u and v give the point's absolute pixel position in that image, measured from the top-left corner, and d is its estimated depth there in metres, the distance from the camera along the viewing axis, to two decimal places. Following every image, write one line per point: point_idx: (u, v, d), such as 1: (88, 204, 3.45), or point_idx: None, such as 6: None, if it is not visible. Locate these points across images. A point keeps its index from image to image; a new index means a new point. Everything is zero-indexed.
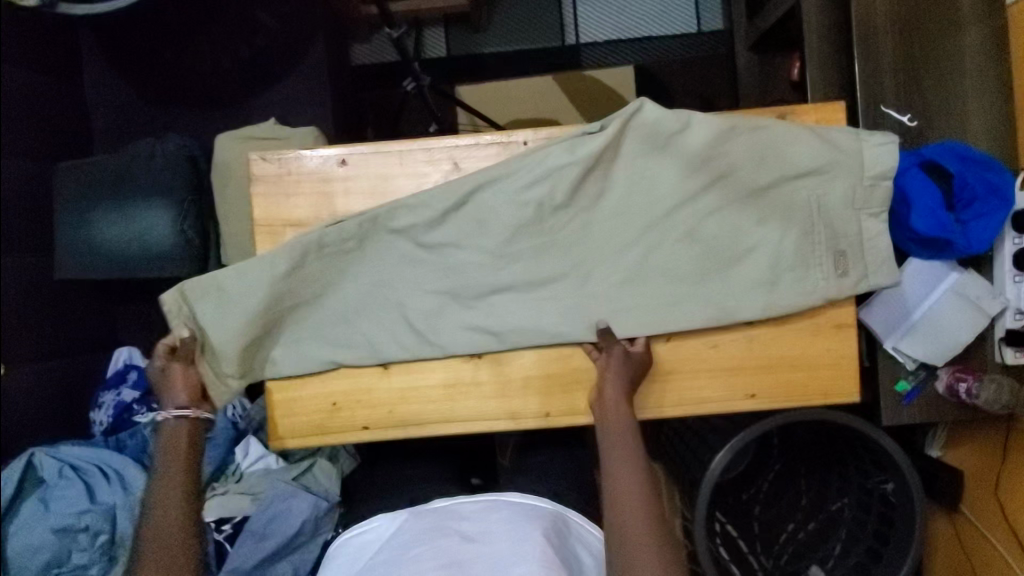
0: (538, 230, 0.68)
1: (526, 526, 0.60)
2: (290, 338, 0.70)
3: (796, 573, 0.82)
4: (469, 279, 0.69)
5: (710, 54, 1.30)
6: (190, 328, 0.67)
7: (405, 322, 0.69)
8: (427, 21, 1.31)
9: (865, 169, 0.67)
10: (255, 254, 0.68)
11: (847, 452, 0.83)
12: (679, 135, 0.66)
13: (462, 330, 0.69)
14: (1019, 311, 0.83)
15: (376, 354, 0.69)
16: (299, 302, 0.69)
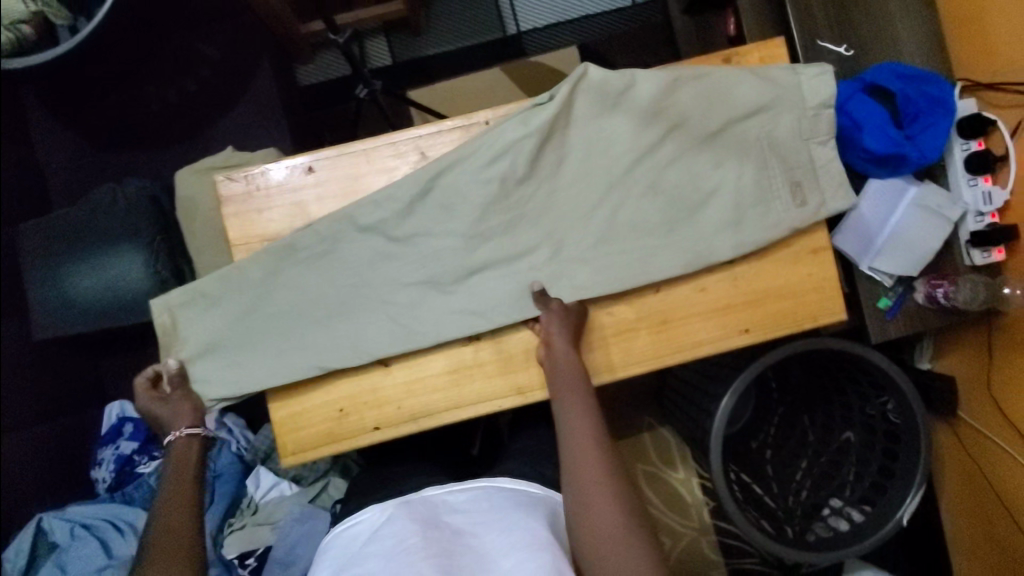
0: (510, 205, 0.69)
1: (518, 515, 0.60)
2: (276, 352, 0.70)
3: (817, 506, 0.83)
4: (447, 264, 0.70)
5: (647, 22, 1.33)
6: (183, 344, 0.70)
7: (396, 316, 0.70)
8: (367, 31, 1.31)
9: (808, 98, 0.69)
10: (234, 271, 0.69)
11: (843, 380, 0.86)
12: (627, 92, 0.68)
13: (450, 315, 0.70)
14: (978, 214, 0.88)
15: (364, 355, 0.69)
16: (287, 313, 0.70)
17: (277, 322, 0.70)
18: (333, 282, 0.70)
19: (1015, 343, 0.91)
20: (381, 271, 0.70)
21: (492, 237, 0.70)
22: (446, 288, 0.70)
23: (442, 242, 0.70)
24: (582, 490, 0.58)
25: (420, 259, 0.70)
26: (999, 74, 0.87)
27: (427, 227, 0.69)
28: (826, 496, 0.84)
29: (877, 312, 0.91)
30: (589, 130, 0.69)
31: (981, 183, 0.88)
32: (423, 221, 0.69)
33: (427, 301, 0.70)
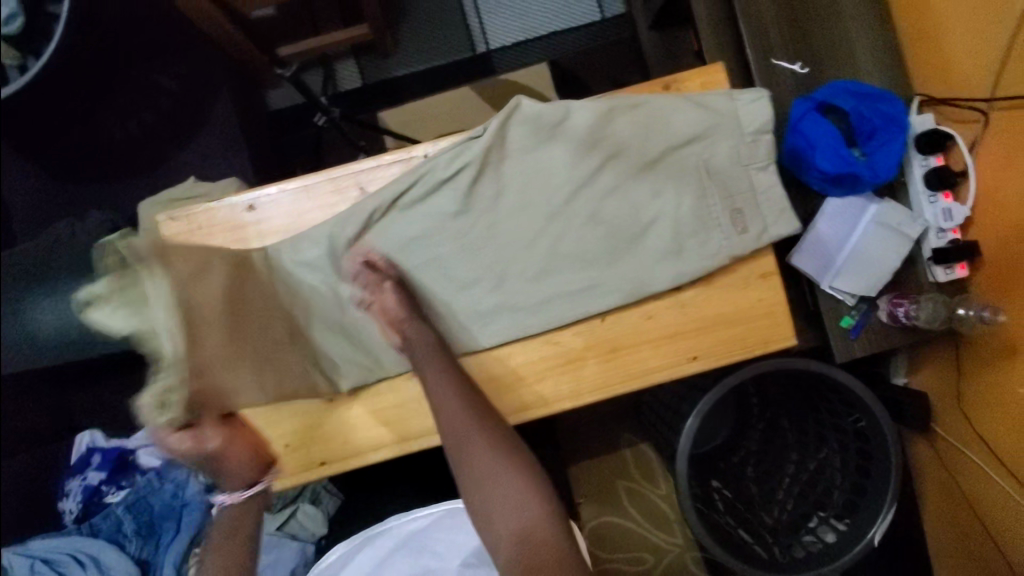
0: (451, 237, 0.70)
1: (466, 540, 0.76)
2: (257, 359, 0.62)
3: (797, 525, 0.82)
4: None
5: (617, 39, 1.34)
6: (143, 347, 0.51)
7: (341, 352, 0.70)
8: (336, 55, 1.33)
9: (744, 126, 0.69)
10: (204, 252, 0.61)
11: (815, 396, 0.85)
12: (561, 123, 0.68)
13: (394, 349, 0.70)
14: (940, 230, 0.88)
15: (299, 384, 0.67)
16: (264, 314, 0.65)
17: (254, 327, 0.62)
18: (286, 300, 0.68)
19: (985, 358, 0.92)
20: (324, 307, 0.70)
21: (433, 270, 0.71)
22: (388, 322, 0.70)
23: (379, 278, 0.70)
24: (489, 498, 0.61)
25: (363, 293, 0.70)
26: (955, 90, 0.88)
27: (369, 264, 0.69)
28: (807, 510, 0.83)
29: (841, 331, 0.89)
30: (524, 162, 0.69)
31: (941, 200, 0.87)
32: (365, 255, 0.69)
33: (371, 335, 0.70)
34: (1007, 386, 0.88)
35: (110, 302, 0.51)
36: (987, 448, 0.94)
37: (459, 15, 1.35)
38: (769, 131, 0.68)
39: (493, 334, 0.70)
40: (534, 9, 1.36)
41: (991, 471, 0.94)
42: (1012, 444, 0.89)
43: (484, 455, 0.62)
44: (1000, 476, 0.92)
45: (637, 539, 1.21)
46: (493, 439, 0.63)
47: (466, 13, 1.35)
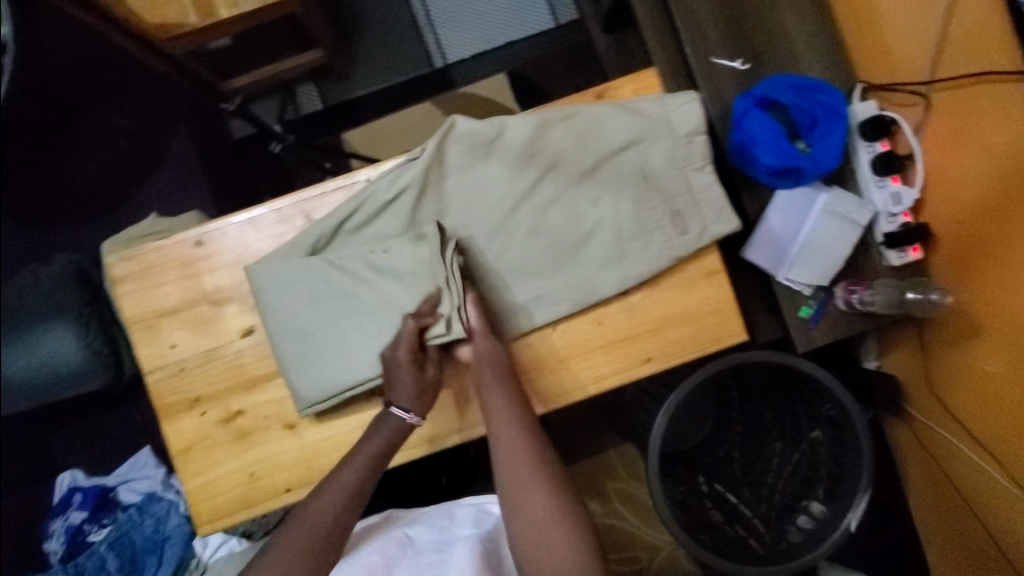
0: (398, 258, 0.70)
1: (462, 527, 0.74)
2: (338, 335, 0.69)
3: (788, 512, 0.89)
4: (345, 321, 0.70)
5: (573, 44, 1.35)
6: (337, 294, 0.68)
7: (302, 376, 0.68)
8: (297, 80, 1.34)
9: (677, 128, 0.70)
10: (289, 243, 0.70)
11: (794, 391, 0.92)
12: (497, 139, 0.70)
13: (348, 373, 0.69)
14: (890, 215, 0.88)
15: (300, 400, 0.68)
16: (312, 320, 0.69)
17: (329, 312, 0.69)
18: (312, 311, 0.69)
19: (950, 337, 0.93)
20: (291, 327, 0.69)
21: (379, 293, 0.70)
22: (342, 346, 0.70)
23: (332, 301, 0.70)
24: (530, 535, 0.61)
25: (317, 319, 0.70)
26: (896, 74, 0.87)
27: (318, 291, 0.69)
28: (796, 496, 0.90)
29: (800, 321, 0.90)
30: (463, 179, 0.70)
31: (889, 184, 0.88)
32: (319, 278, 0.69)
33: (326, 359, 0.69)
34: (974, 363, 0.89)
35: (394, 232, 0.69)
36: (963, 430, 0.94)
37: (415, 32, 1.36)
38: (702, 132, 0.69)
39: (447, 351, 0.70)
40: (488, 20, 1.37)
41: (969, 451, 0.94)
42: (984, 419, 0.89)
43: (529, 480, 0.63)
44: (978, 457, 0.92)
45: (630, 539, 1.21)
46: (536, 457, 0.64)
47: (422, 29, 1.36)
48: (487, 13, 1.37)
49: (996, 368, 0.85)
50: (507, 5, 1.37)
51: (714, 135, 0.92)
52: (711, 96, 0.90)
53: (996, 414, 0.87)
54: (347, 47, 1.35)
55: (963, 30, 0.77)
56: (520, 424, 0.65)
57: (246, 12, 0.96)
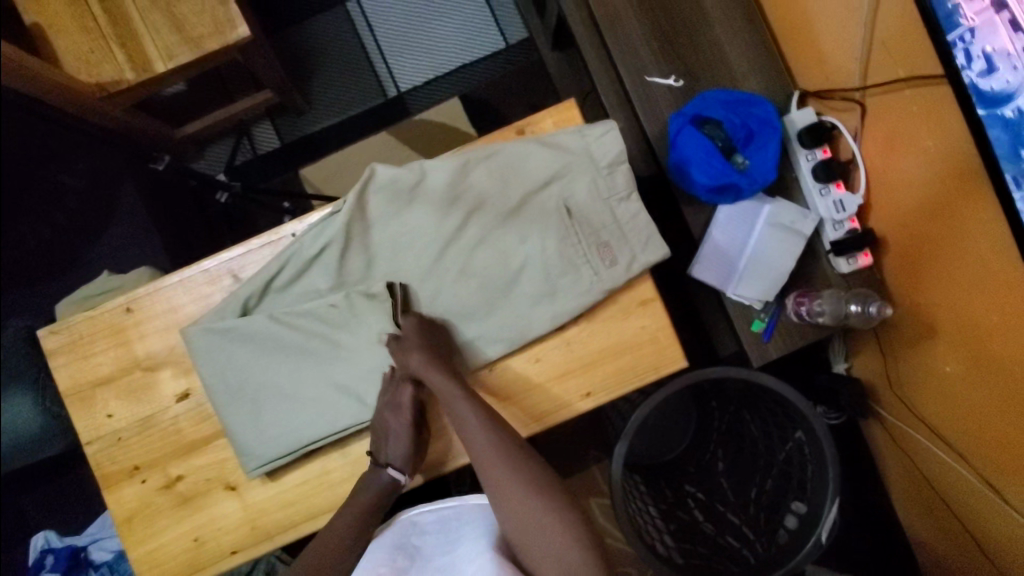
0: (326, 311, 0.69)
1: (468, 528, 0.65)
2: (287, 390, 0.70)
3: (773, 520, 0.89)
4: (280, 379, 0.70)
5: (525, 63, 1.34)
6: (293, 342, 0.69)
7: (248, 435, 0.68)
8: (252, 119, 1.32)
9: (598, 161, 0.69)
10: (223, 303, 0.68)
11: (762, 402, 0.91)
12: (419, 185, 0.68)
13: (286, 428, 0.69)
14: (835, 222, 0.87)
15: (255, 457, 0.68)
16: (254, 376, 0.69)
17: (272, 366, 0.69)
18: (255, 369, 0.69)
19: (909, 337, 0.91)
20: (237, 387, 0.69)
21: (311, 347, 0.70)
22: (281, 402, 0.70)
23: (267, 358, 0.69)
24: (525, 536, 0.60)
25: (253, 378, 0.69)
26: (831, 80, 0.87)
27: (249, 352, 0.69)
28: (780, 501, 0.90)
29: (753, 335, 0.89)
30: (387, 228, 0.69)
31: (833, 190, 0.86)
32: (252, 335, 0.68)
33: (265, 417, 0.69)
34: (935, 363, 0.88)
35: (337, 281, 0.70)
36: (934, 433, 0.93)
37: (365, 61, 1.34)
38: (622, 162, 0.68)
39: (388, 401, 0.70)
40: (439, 45, 1.34)
41: (943, 455, 0.92)
42: (954, 421, 0.87)
43: (514, 484, 0.62)
44: (950, 456, 0.90)
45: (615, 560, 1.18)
46: (516, 465, 0.63)
47: (371, 58, 1.34)
48: (437, 38, 1.34)
49: (956, 368, 0.84)
50: (456, 29, 1.34)
51: (654, 154, 0.91)
52: (647, 114, 0.89)
53: (966, 415, 0.85)
54: (300, 82, 1.33)
55: (885, 36, 0.75)
56: (499, 442, 0.63)
57: (182, 63, 0.94)
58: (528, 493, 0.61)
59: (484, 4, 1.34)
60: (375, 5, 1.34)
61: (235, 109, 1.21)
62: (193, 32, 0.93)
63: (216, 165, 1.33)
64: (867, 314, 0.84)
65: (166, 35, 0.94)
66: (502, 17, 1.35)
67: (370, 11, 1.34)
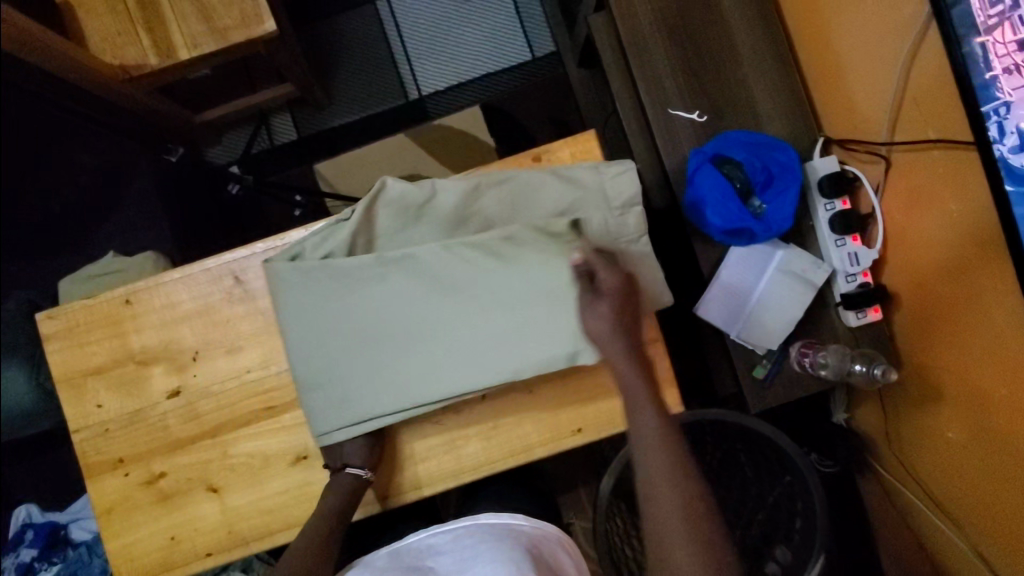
0: (450, 269, 0.67)
1: (483, 544, 0.61)
2: (432, 342, 0.67)
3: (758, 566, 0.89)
4: (330, 358, 0.68)
5: (549, 76, 1.32)
6: (433, 293, 0.67)
7: (324, 400, 0.68)
8: (272, 108, 1.32)
9: (611, 199, 0.68)
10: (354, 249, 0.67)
11: (759, 448, 0.91)
12: (427, 203, 0.67)
13: (422, 379, 0.67)
14: (848, 274, 0.85)
15: (338, 423, 0.67)
16: (393, 322, 0.68)
17: (416, 313, 0.67)
18: (395, 315, 0.67)
19: (912, 398, 0.90)
20: (332, 348, 0.68)
21: (457, 300, 0.67)
22: (384, 364, 0.68)
23: (394, 312, 0.67)
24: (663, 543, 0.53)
25: (346, 340, 0.68)
26: (857, 131, 0.85)
27: (322, 324, 0.68)
28: (766, 545, 0.89)
29: (753, 381, 0.88)
30: (393, 243, 0.69)
31: (848, 243, 0.85)
32: (353, 300, 0.67)
33: (355, 380, 0.68)
34: (937, 428, 0.86)
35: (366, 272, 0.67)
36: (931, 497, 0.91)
37: (390, 62, 1.33)
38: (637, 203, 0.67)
39: (552, 358, 0.66)
40: (465, 52, 1.34)
41: (939, 519, 0.91)
42: (954, 489, 0.86)
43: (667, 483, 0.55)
44: (949, 523, 0.89)
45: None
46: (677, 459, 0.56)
47: (397, 60, 1.33)
48: (464, 45, 1.33)
49: (959, 436, 0.82)
50: (484, 37, 1.33)
51: (670, 188, 0.89)
52: (667, 148, 0.88)
53: (966, 484, 0.83)
54: (323, 77, 1.33)
55: (917, 95, 0.74)
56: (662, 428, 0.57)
57: (207, 53, 0.93)
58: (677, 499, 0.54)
59: (514, 15, 1.34)
60: (405, 6, 1.33)
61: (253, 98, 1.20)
62: (220, 24, 0.93)
63: (232, 152, 1.32)
64: (870, 374, 0.82)
65: (193, 25, 0.93)
66: (531, 29, 1.34)
67: (399, 12, 1.33)
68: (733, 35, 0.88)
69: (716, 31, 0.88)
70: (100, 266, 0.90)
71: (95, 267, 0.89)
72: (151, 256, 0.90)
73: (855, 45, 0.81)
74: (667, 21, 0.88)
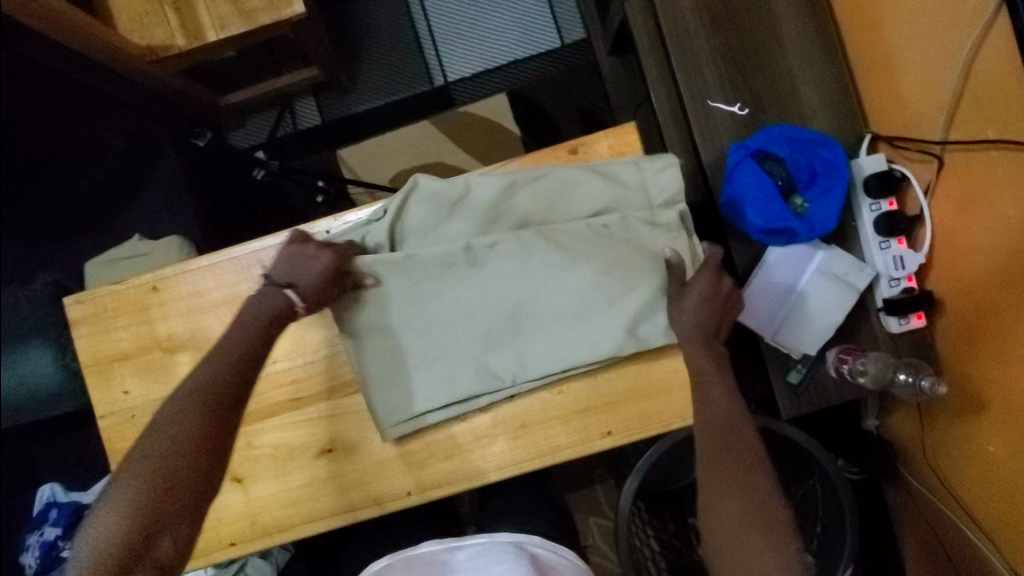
0: (518, 255, 0.67)
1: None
2: (507, 325, 0.67)
3: None
4: (409, 340, 0.67)
5: (578, 64, 1.29)
6: (508, 273, 0.67)
7: (384, 393, 0.67)
8: (297, 92, 1.30)
9: (652, 196, 0.68)
10: (421, 232, 0.67)
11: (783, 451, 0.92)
12: (462, 200, 0.66)
13: (500, 359, 0.67)
14: (892, 279, 0.82)
15: (404, 414, 0.67)
16: (467, 303, 0.67)
17: (488, 296, 0.67)
18: (467, 297, 0.67)
19: (953, 409, 0.86)
20: (408, 331, 0.67)
21: (534, 280, 0.67)
22: (448, 355, 0.67)
23: (467, 295, 0.67)
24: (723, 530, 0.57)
25: (408, 332, 0.67)
26: (908, 126, 0.81)
27: (380, 319, 0.67)
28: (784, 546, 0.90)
29: (787, 387, 0.85)
30: (427, 241, 0.67)
31: (894, 246, 0.81)
32: (424, 287, 0.67)
33: (415, 371, 0.67)
34: (977, 441, 0.83)
35: (427, 258, 0.66)
36: (966, 511, 0.89)
37: (416, 46, 1.30)
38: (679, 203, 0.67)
39: (626, 342, 0.66)
40: (492, 37, 1.30)
41: (973, 533, 0.88)
42: (987, 502, 0.83)
43: (729, 471, 0.58)
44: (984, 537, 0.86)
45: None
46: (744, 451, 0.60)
47: (423, 44, 1.30)
48: (492, 29, 1.30)
49: (999, 450, 0.78)
50: (513, 21, 1.30)
51: (707, 183, 0.86)
52: (705, 141, 0.84)
53: (1007, 501, 0.79)
54: (347, 60, 1.30)
55: (977, 92, 0.70)
56: (733, 418, 0.61)
57: (235, 34, 0.92)
58: (740, 490, 0.58)
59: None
60: None
61: (267, 86, 1.20)
62: (248, 5, 0.91)
63: (254, 136, 1.31)
64: (918, 386, 0.79)
65: (221, 5, 0.91)
66: (560, 14, 1.30)
67: None
68: (778, 25, 0.84)
69: (761, 21, 0.84)
70: (123, 251, 0.89)
71: (121, 249, 0.88)
72: (178, 239, 0.89)
73: (912, 35, 0.77)
74: (709, 10, 0.84)
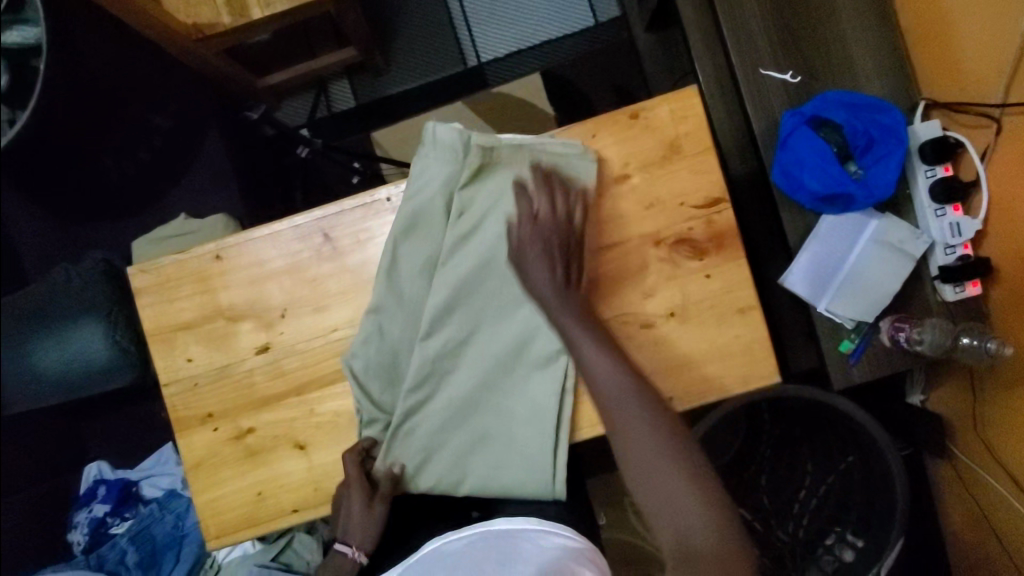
0: (477, 287, 0.67)
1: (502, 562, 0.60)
2: (515, 344, 0.67)
3: (813, 540, 0.91)
4: (477, 424, 0.68)
5: (612, 42, 1.28)
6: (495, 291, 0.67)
7: (508, 483, 0.67)
8: (331, 75, 1.30)
9: (454, 153, 0.67)
10: (381, 370, 0.68)
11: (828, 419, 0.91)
12: (378, 318, 0.67)
13: (529, 357, 0.67)
14: (947, 246, 0.81)
15: (537, 480, 0.66)
16: (479, 342, 0.68)
17: (485, 331, 0.68)
18: (478, 358, 0.67)
19: (1006, 378, 0.85)
20: (467, 424, 0.68)
21: (491, 289, 0.67)
22: (501, 397, 0.68)
23: (475, 354, 0.68)
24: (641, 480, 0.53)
25: (468, 412, 0.68)
26: (965, 91, 0.80)
27: (448, 431, 0.68)
28: (828, 521, 0.91)
29: (840, 357, 0.84)
30: (399, 361, 0.68)
31: (950, 213, 0.81)
32: (446, 392, 0.68)
33: (493, 430, 0.67)
34: None
35: (426, 374, 0.67)
36: (1010, 479, 0.87)
37: (449, 27, 1.30)
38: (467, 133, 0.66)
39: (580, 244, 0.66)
40: (526, 16, 1.30)
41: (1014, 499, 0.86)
42: None
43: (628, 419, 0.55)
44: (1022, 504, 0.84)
45: (657, 559, 1.11)
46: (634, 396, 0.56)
47: (456, 25, 1.30)
48: (525, 9, 1.30)
49: None
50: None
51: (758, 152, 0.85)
52: (758, 110, 0.83)
53: None
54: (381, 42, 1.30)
55: None
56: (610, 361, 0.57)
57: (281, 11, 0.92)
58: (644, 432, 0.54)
59: None
60: None
61: (302, 68, 1.20)
62: None
63: (294, 118, 1.32)
64: (981, 349, 0.80)
65: None
66: None
67: None
68: None
69: None
70: (172, 229, 0.90)
71: (173, 226, 0.90)
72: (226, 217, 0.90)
73: None
74: None
